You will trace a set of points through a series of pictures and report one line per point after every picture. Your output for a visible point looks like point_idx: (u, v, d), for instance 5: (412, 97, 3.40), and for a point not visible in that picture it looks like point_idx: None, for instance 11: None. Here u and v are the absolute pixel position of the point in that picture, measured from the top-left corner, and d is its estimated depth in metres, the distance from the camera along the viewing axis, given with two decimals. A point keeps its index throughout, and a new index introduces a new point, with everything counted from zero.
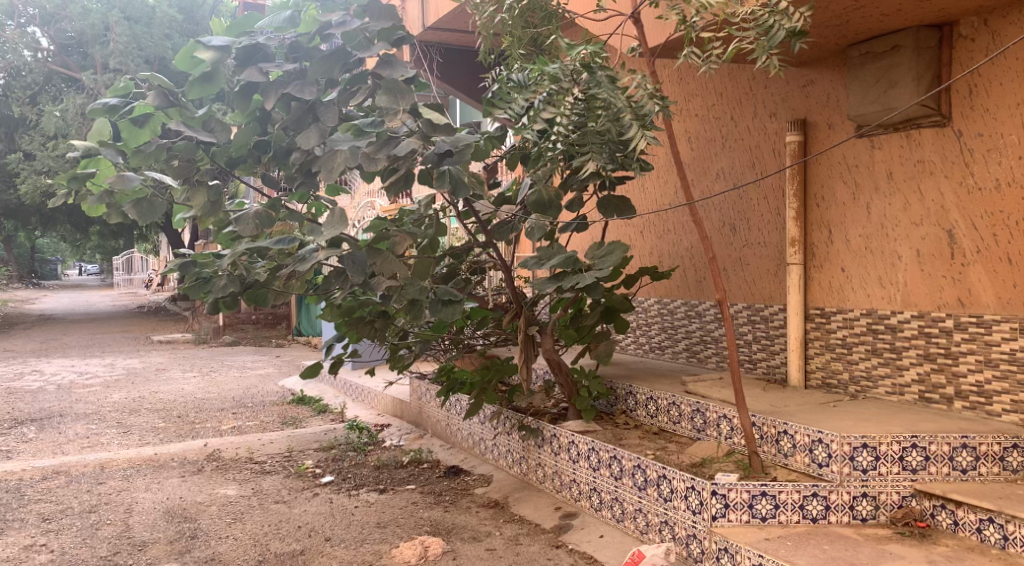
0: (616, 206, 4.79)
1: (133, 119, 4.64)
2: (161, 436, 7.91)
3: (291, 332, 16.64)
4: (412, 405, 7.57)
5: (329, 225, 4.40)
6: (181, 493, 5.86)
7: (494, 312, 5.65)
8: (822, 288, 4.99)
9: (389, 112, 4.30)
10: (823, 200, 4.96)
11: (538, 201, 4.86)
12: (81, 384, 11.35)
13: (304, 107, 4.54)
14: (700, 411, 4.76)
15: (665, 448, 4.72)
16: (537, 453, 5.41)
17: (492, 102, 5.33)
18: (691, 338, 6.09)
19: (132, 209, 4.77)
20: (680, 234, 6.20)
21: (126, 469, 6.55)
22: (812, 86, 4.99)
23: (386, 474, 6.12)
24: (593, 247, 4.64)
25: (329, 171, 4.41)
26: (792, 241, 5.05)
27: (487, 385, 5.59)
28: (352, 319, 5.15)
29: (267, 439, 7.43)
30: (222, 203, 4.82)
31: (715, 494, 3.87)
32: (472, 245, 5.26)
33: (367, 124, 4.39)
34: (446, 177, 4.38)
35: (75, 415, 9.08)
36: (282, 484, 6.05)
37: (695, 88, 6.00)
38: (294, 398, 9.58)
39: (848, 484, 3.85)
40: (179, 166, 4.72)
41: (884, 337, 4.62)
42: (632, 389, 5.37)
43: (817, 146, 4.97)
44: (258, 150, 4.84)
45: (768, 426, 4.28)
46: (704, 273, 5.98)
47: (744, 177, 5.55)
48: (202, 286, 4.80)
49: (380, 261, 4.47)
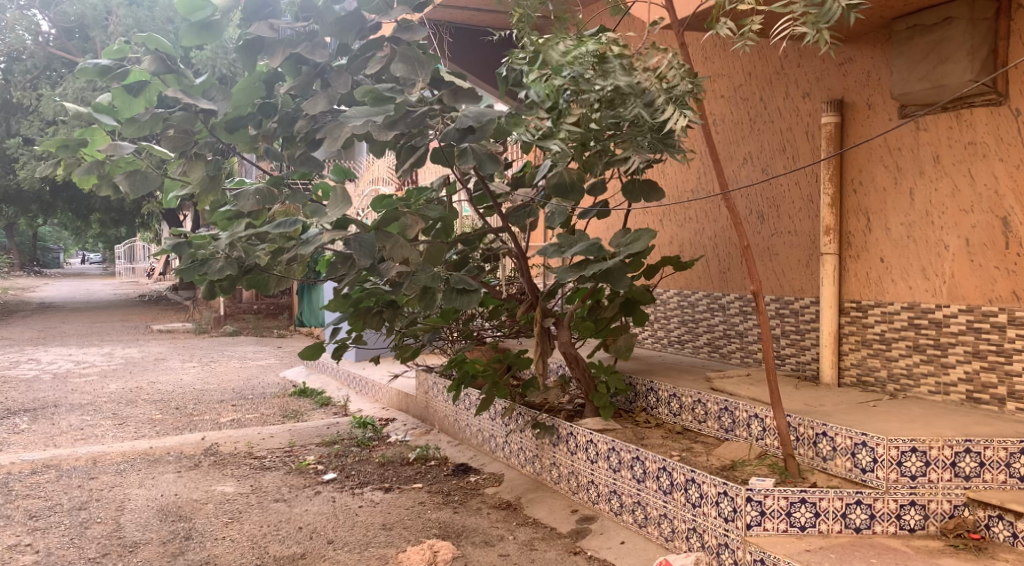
0: (643, 190, 4.49)
1: (127, 86, 4.30)
2: (157, 428, 7.63)
3: (293, 323, 16.34)
4: (418, 399, 7.28)
5: (335, 202, 4.18)
6: (176, 490, 5.57)
7: (507, 303, 5.34)
8: (858, 280, 4.68)
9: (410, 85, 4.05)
10: (860, 185, 4.65)
11: (560, 184, 4.55)
12: (77, 373, 11.08)
13: (314, 72, 4.28)
14: (728, 410, 4.46)
15: (691, 449, 4.42)
16: (552, 451, 5.11)
17: (508, 81, 5.00)
18: (714, 331, 5.79)
19: (125, 181, 4.50)
20: (702, 223, 5.90)
21: (119, 463, 6.26)
22: (850, 63, 4.68)
23: (392, 472, 5.83)
24: (618, 235, 4.34)
25: (337, 138, 4.04)
26: (827, 229, 4.73)
27: (499, 378, 5.31)
28: (359, 308, 4.85)
29: (267, 432, 7.14)
30: (220, 178, 4.65)
31: (751, 500, 3.57)
32: (487, 231, 4.96)
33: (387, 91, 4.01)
34: (469, 156, 4.08)
35: (69, 406, 8.81)
36: (282, 481, 5.77)
37: (722, 69, 5.69)
38: (296, 390, 9.30)
39: (895, 492, 3.55)
40: (175, 136, 4.42)
41: (928, 333, 4.31)
42: (654, 385, 5.08)
43: (855, 127, 4.66)
44: (260, 114, 4.49)
45: (805, 428, 3.98)
46: (728, 264, 5.68)
47: (774, 161, 5.24)
48: (197, 269, 4.46)
49: (390, 245, 4.12)
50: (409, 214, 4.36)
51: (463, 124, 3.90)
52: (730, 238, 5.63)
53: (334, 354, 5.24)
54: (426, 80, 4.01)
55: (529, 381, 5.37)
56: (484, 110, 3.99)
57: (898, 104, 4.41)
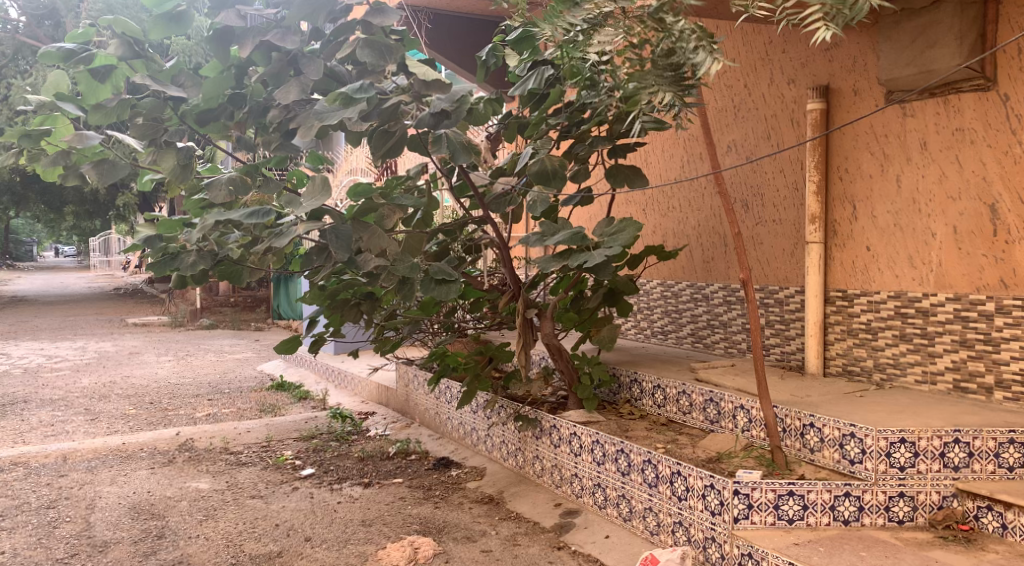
0: (627, 176, 4.39)
1: (93, 71, 4.16)
2: (130, 424, 7.44)
3: (270, 316, 16.14)
4: (399, 392, 7.17)
5: (308, 196, 3.98)
6: (149, 487, 5.42)
7: (488, 294, 5.24)
8: (844, 269, 4.62)
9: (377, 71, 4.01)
10: (846, 172, 4.59)
11: (541, 172, 4.43)
12: (49, 368, 10.83)
13: (285, 59, 4.12)
14: (714, 401, 4.39)
15: (676, 441, 4.35)
16: (535, 444, 5.03)
17: (487, 66, 4.86)
18: (698, 321, 5.73)
19: (92, 170, 4.30)
20: (685, 212, 5.82)
21: (90, 460, 6.08)
22: (835, 49, 4.62)
23: (371, 466, 5.71)
24: (602, 223, 4.24)
25: (310, 128, 3.90)
26: (812, 217, 4.67)
27: (481, 371, 5.28)
28: (336, 300, 4.72)
29: (243, 427, 6.99)
30: (192, 167, 4.42)
31: (738, 493, 3.50)
32: (467, 220, 4.86)
33: (357, 89, 3.74)
34: (444, 142, 3.94)
35: (40, 401, 8.59)
36: (259, 477, 5.64)
37: None
38: (274, 384, 9.14)
39: (884, 483, 3.49)
40: (143, 124, 4.30)
41: (914, 322, 4.26)
42: (638, 376, 4.99)
43: (840, 114, 4.60)
44: (230, 105, 4.29)
45: (792, 419, 3.92)
46: (711, 254, 5.60)
47: (759, 149, 5.16)
48: (170, 263, 4.24)
49: (367, 236, 4.09)
50: (386, 205, 4.30)
51: (438, 109, 3.83)
52: (714, 227, 5.56)
53: (311, 347, 5.11)
54: (395, 67, 3.97)
55: (510, 373, 5.27)
56: (456, 93, 3.92)
57: (884, 90, 4.35)
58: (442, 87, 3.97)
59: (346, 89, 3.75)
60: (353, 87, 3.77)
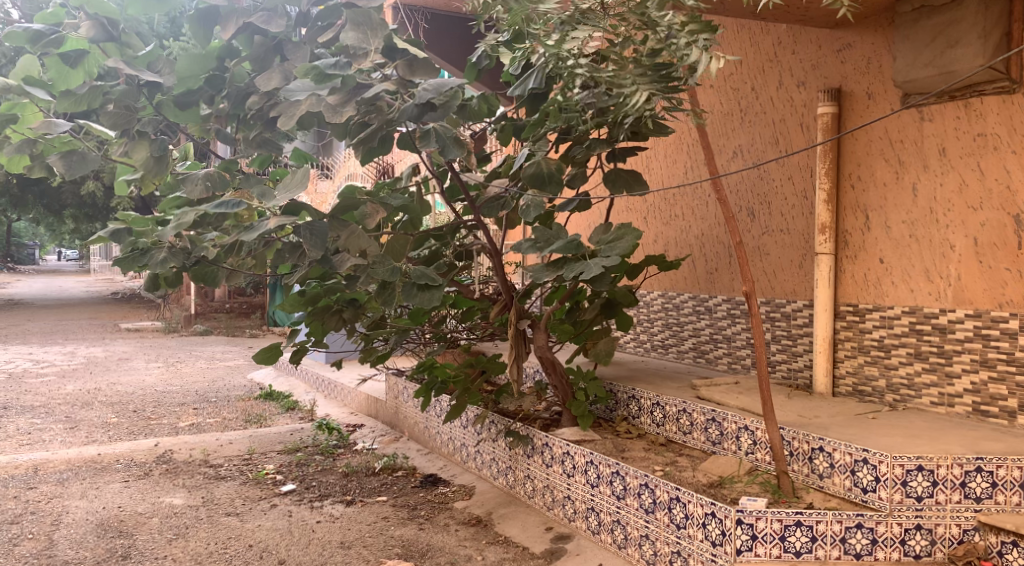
0: (627, 180, 4.14)
1: (64, 55, 3.89)
2: (111, 433, 7.18)
3: (265, 323, 15.89)
4: (388, 404, 6.90)
5: (284, 188, 3.79)
6: (120, 502, 5.15)
7: (480, 303, 4.98)
8: (855, 282, 4.37)
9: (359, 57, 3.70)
10: (858, 180, 4.34)
11: (536, 174, 4.19)
12: (34, 373, 10.58)
13: (270, 43, 4.01)
14: (716, 421, 4.12)
15: (675, 463, 4.08)
16: (525, 463, 4.76)
17: (476, 68, 4.63)
18: (700, 335, 5.47)
19: (59, 161, 4.04)
20: (689, 220, 5.56)
21: (63, 472, 5.81)
22: (849, 49, 4.37)
23: (355, 483, 5.44)
24: (599, 229, 3.99)
25: (292, 118, 3.66)
26: (822, 227, 4.44)
27: (471, 382, 5.00)
28: (318, 308, 4.48)
29: (226, 438, 6.72)
30: (168, 159, 4.14)
31: (741, 523, 3.24)
32: (459, 224, 4.61)
33: (332, 65, 3.59)
34: (432, 136, 3.80)
35: (21, 408, 8.33)
36: (236, 492, 5.37)
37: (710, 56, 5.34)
38: (262, 393, 8.87)
39: (899, 514, 3.22)
40: (114, 112, 4.01)
41: (931, 339, 3.99)
42: (636, 392, 4.71)
43: (852, 118, 4.36)
44: (209, 88, 4.06)
45: (800, 442, 3.63)
46: (715, 264, 5.34)
47: (766, 155, 4.91)
48: (138, 259, 3.97)
49: (346, 236, 3.84)
50: (369, 203, 4.00)
51: (423, 98, 3.56)
52: (718, 236, 5.30)
53: (292, 357, 4.83)
54: (381, 50, 3.66)
55: (502, 387, 5.02)
56: (444, 82, 3.65)
57: (901, 94, 4.10)
58: (428, 70, 3.74)
59: (319, 66, 3.62)
60: (327, 62, 3.61)
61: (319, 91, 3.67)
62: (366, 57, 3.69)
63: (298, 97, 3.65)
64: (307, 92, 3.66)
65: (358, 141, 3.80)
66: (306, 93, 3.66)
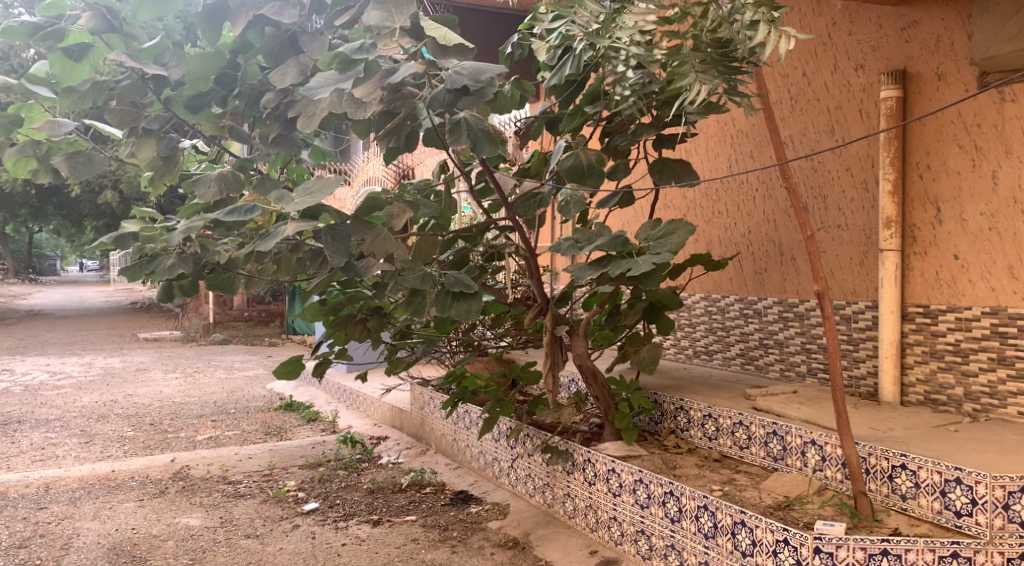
0: (674, 172, 3.79)
1: (67, 50, 3.58)
2: (126, 447, 6.90)
3: (284, 332, 15.66)
4: (413, 415, 6.58)
5: (305, 194, 3.41)
6: (134, 523, 4.85)
7: (514, 308, 4.64)
8: (924, 281, 4.00)
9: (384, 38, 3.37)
10: (927, 169, 3.98)
11: (574, 167, 3.81)
12: (51, 385, 10.37)
13: (282, 35, 3.76)
14: (777, 435, 3.77)
15: (733, 482, 3.73)
16: (565, 481, 4.41)
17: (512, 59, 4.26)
18: (748, 340, 5.13)
19: (64, 164, 3.75)
20: (733, 217, 5.22)
21: (75, 490, 5.52)
22: (914, 27, 4.03)
23: (382, 501, 5.11)
24: (647, 226, 3.63)
25: (313, 117, 3.39)
26: (887, 221, 4.08)
27: (504, 395, 4.60)
28: (340, 316, 4.15)
29: (245, 453, 6.42)
30: (176, 158, 3.90)
31: (820, 552, 2.90)
32: (490, 223, 4.24)
33: (356, 49, 3.26)
34: (463, 129, 3.44)
35: (35, 421, 8.08)
36: (256, 512, 5.06)
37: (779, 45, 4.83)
38: (282, 404, 8.58)
39: (1001, 542, 2.86)
40: (119, 109, 3.77)
41: (1017, 344, 3.61)
42: (684, 403, 4.35)
43: (919, 101, 4.00)
44: (220, 88, 3.78)
45: (878, 458, 3.25)
46: (764, 264, 4.99)
47: (820, 145, 4.55)
48: (145, 267, 3.70)
49: (370, 238, 3.48)
50: (394, 204, 3.62)
51: (457, 84, 3.20)
52: (767, 234, 4.95)
53: (314, 369, 4.51)
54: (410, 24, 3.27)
55: (538, 398, 4.67)
56: (481, 68, 3.27)
57: (977, 73, 3.75)
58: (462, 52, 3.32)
59: (342, 50, 3.26)
60: (351, 47, 3.26)
61: (344, 81, 3.31)
62: (393, 35, 3.31)
63: (323, 92, 3.26)
64: (330, 89, 3.27)
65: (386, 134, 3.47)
66: (330, 87, 3.28)
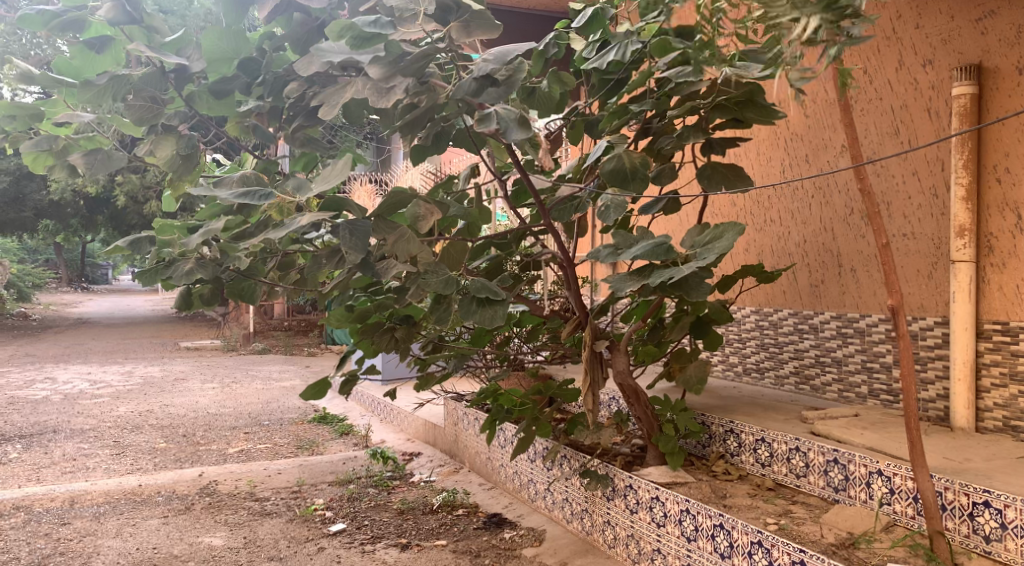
0: (726, 176, 3.48)
1: (86, 42, 3.45)
2: (156, 460, 6.79)
3: (323, 342, 15.60)
4: (447, 431, 6.33)
5: (320, 180, 3.19)
6: (156, 542, 4.69)
7: (550, 320, 4.35)
8: (1003, 295, 3.64)
9: (406, 22, 3.09)
10: (1006, 172, 3.62)
11: (617, 170, 3.51)
12: (89, 394, 10.39)
13: (311, 23, 3.58)
14: (838, 462, 3.44)
15: (789, 514, 3.40)
16: (605, 507, 4.12)
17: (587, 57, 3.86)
18: (803, 358, 4.79)
19: (81, 160, 3.60)
20: (787, 226, 4.90)
21: (100, 505, 5.39)
22: (993, 17, 3.69)
23: (412, 523, 4.87)
24: (694, 232, 3.31)
25: (336, 106, 3.12)
26: (960, 230, 3.72)
27: (540, 413, 4.31)
28: (366, 328, 3.93)
29: (274, 468, 6.23)
30: (197, 157, 3.72)
31: None
32: (527, 230, 3.99)
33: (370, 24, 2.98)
34: (492, 118, 3.05)
35: (70, 431, 8.05)
36: (282, 532, 4.86)
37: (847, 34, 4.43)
38: (316, 417, 8.42)
39: None
40: (139, 104, 3.56)
41: None
42: (734, 426, 4.03)
43: (997, 98, 3.65)
44: (244, 75, 3.61)
45: (956, 494, 2.90)
46: (820, 277, 4.66)
47: (883, 147, 4.21)
48: (161, 271, 3.49)
49: (394, 239, 3.24)
50: (422, 202, 3.38)
51: (482, 71, 2.96)
52: (824, 243, 4.62)
53: (341, 387, 4.29)
54: (433, 9, 3.01)
55: (575, 417, 4.36)
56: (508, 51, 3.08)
57: None
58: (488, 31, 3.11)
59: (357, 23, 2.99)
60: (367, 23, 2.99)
61: (357, 56, 3.06)
62: (415, 20, 3.08)
63: (331, 57, 3.06)
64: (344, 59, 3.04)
65: (407, 125, 3.22)
66: (342, 55, 3.07)
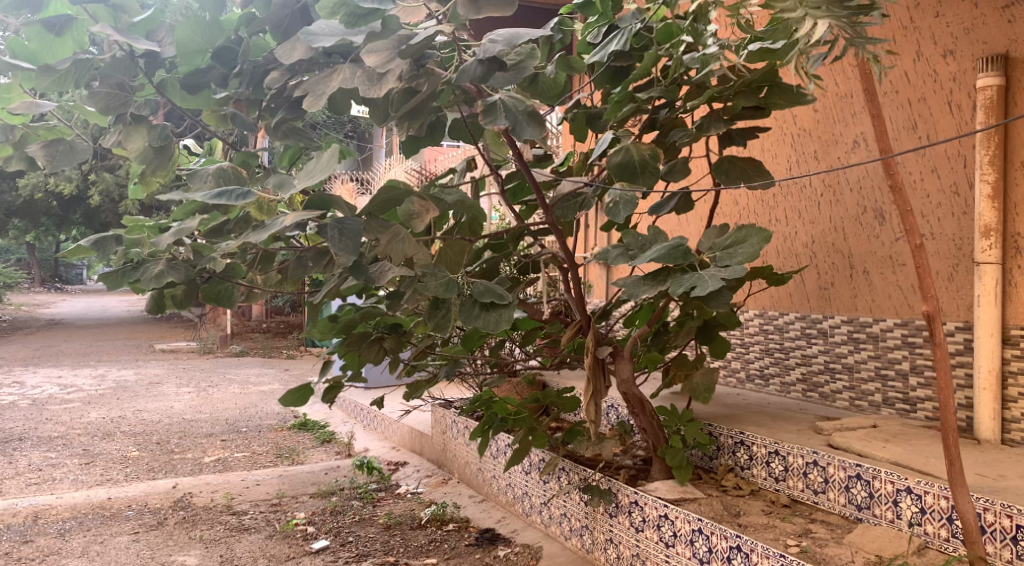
0: (742, 170, 3.25)
1: (44, 22, 3.09)
2: (127, 471, 6.44)
3: (303, 344, 15.26)
4: (434, 440, 6.06)
5: (306, 176, 2.90)
6: (125, 562, 4.37)
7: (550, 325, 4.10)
8: None
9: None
10: None
11: (625, 164, 3.26)
12: (58, 399, 9.97)
13: (292, 6, 3.26)
14: (861, 478, 3.22)
15: (810, 534, 3.17)
16: (607, 524, 3.87)
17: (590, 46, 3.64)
18: (810, 364, 4.57)
19: (41, 152, 3.29)
20: (795, 226, 4.68)
21: (66, 521, 5.05)
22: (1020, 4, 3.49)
23: (400, 538, 4.59)
24: (712, 232, 3.07)
25: (321, 96, 2.87)
26: (986, 230, 3.52)
27: (537, 423, 4.03)
28: (353, 335, 3.66)
29: (253, 479, 5.92)
30: (172, 149, 3.40)
31: None
32: (525, 230, 3.74)
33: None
34: (497, 110, 2.86)
35: (36, 439, 7.66)
36: (261, 550, 4.55)
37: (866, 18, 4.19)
38: (296, 423, 8.11)
39: None
40: (105, 91, 3.26)
41: None
42: (745, 437, 3.80)
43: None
44: (220, 64, 3.29)
45: (997, 515, 2.69)
46: (831, 280, 4.45)
47: (900, 142, 4.00)
48: (127, 274, 3.17)
49: (387, 240, 2.97)
50: (416, 198, 3.06)
51: (492, 52, 2.66)
52: (835, 244, 4.41)
53: (324, 394, 3.96)
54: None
55: (574, 427, 4.12)
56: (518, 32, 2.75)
57: None
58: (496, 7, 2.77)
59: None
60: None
61: (352, 38, 2.78)
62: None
63: (324, 42, 2.74)
64: (336, 39, 2.75)
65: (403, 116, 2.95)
66: (334, 38, 2.78)
